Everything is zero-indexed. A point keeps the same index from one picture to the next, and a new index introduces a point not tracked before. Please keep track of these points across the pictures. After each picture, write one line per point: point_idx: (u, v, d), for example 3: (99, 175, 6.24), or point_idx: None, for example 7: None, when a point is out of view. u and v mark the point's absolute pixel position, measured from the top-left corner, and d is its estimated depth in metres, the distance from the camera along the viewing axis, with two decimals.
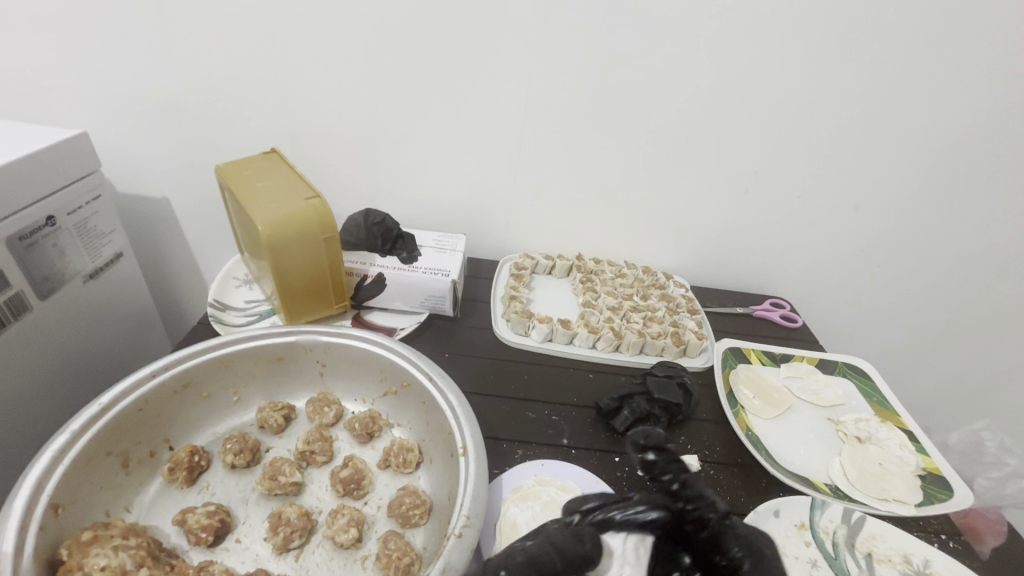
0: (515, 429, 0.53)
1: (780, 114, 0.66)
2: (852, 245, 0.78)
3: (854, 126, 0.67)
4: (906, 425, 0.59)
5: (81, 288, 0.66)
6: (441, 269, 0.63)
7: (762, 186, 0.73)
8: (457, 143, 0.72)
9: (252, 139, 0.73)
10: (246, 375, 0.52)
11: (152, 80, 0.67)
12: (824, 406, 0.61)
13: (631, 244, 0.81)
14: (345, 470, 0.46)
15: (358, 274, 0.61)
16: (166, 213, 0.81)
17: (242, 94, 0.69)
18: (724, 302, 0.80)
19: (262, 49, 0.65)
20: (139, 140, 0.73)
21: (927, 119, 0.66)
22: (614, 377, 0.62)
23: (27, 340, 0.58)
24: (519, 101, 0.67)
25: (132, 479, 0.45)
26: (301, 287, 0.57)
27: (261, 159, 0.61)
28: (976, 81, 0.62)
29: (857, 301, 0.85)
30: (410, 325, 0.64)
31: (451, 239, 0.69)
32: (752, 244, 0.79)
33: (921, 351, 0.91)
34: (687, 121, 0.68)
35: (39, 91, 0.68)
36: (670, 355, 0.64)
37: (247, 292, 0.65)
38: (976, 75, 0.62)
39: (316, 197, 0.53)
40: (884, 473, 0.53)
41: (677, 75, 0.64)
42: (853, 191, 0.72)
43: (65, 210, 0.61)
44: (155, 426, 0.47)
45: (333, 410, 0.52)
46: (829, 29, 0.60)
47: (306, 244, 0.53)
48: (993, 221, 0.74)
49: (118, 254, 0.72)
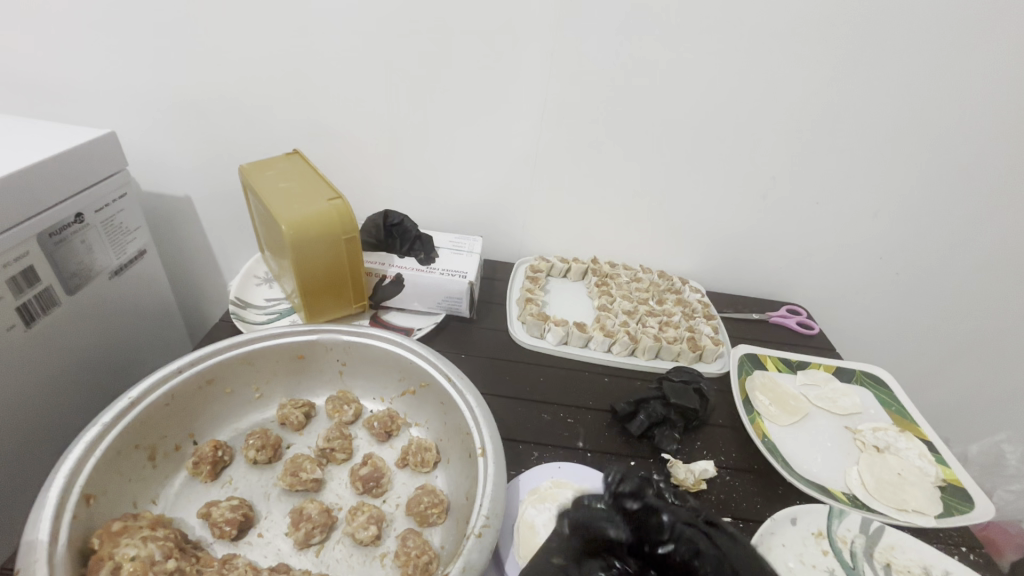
0: (532, 432, 0.53)
1: (801, 118, 0.66)
2: (870, 252, 0.78)
3: (874, 133, 0.66)
4: (925, 435, 0.58)
5: (106, 284, 0.67)
6: (458, 271, 0.63)
7: (779, 192, 0.73)
8: (476, 144, 0.72)
9: (273, 139, 0.74)
10: (268, 372, 0.53)
11: (177, 81, 0.69)
12: (841, 414, 0.61)
13: (647, 247, 0.81)
14: (365, 468, 0.47)
15: (377, 274, 0.62)
16: (187, 211, 0.82)
17: (265, 95, 0.70)
18: (740, 308, 0.80)
19: (285, 52, 0.66)
20: (163, 140, 0.74)
21: (954, 124, 0.65)
22: (631, 382, 0.62)
23: (55, 334, 0.59)
24: (538, 103, 0.68)
25: (158, 472, 0.46)
26: (322, 287, 0.57)
27: (284, 160, 0.61)
28: (1006, 84, 0.62)
29: (876, 308, 0.84)
30: (427, 326, 0.64)
31: (468, 241, 0.70)
32: (768, 249, 0.79)
33: (942, 360, 0.90)
34: (707, 125, 0.68)
35: (69, 91, 0.70)
36: (686, 359, 0.64)
37: (267, 290, 0.65)
38: (1004, 80, 0.61)
39: (339, 198, 0.54)
40: (904, 483, 0.52)
41: (697, 78, 0.64)
42: (872, 197, 0.72)
43: (93, 208, 0.63)
44: (180, 421, 0.48)
45: (352, 408, 0.52)
46: (848, 36, 0.60)
47: (328, 246, 0.54)
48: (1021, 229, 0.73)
49: (141, 251, 0.74)
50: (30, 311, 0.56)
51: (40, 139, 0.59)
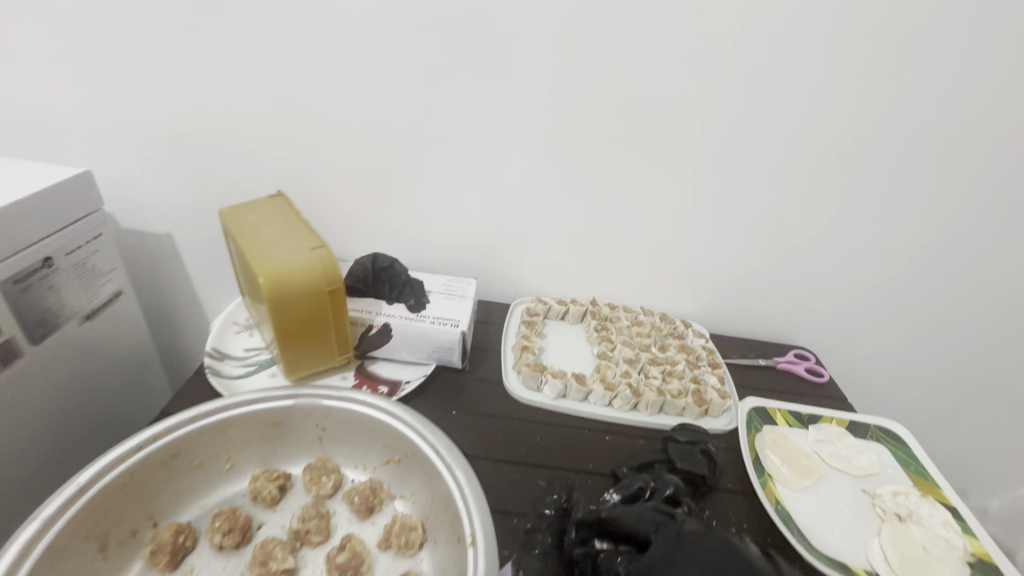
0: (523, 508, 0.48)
1: (811, 158, 0.64)
2: (879, 294, 0.75)
3: (882, 174, 0.64)
4: (949, 500, 0.55)
5: (76, 329, 0.64)
6: (450, 320, 0.60)
7: (785, 233, 0.70)
8: (472, 183, 0.70)
9: (258, 176, 0.71)
10: (240, 441, 0.48)
11: (159, 116, 0.66)
12: (858, 475, 0.57)
13: (648, 288, 0.78)
14: (341, 554, 0.42)
15: (363, 323, 0.58)
16: (168, 249, 0.78)
17: (254, 133, 0.67)
18: (746, 352, 0.76)
19: (273, 88, 0.64)
20: (144, 176, 0.71)
21: (969, 168, 0.63)
22: (633, 441, 0.57)
23: (12, 385, 0.56)
24: (538, 142, 0.65)
25: (110, 564, 0.41)
26: (303, 341, 0.53)
27: (265, 204, 0.58)
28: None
29: (887, 352, 0.81)
30: (416, 379, 0.59)
31: (461, 284, 0.66)
32: (774, 291, 0.76)
33: (956, 405, 0.86)
34: (710, 165, 0.65)
35: (45, 126, 0.67)
36: (691, 415, 0.60)
37: (246, 339, 0.62)
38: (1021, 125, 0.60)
39: (323, 246, 0.51)
40: (929, 558, 0.48)
41: (699, 118, 0.62)
42: (881, 239, 0.69)
43: (63, 251, 0.60)
44: (138, 503, 0.43)
45: (332, 479, 0.48)
46: (855, 77, 0.58)
47: (309, 299, 0.50)
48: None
49: (117, 292, 0.71)
50: None
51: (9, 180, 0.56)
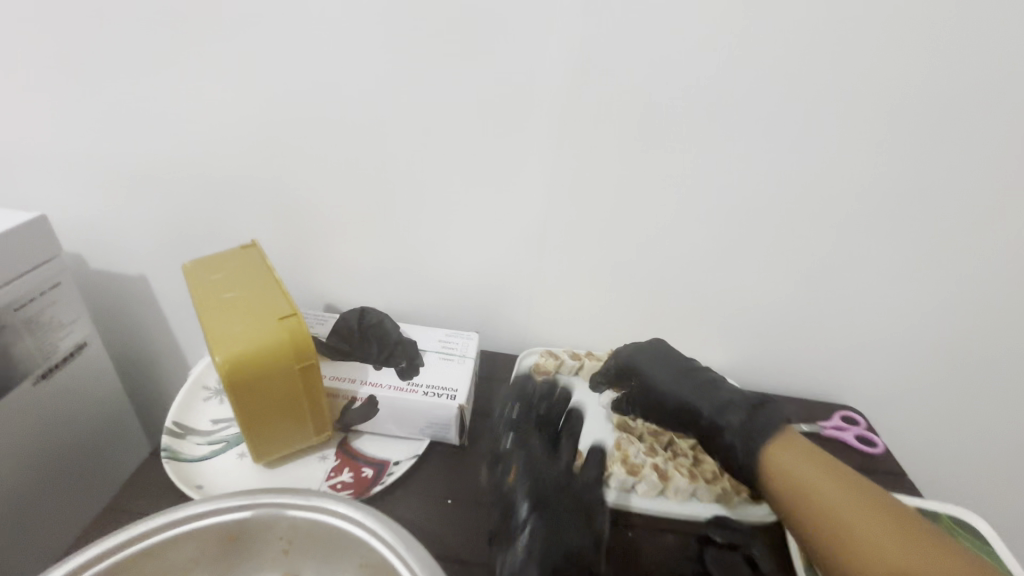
0: (561, 520, 0.45)
1: (866, 197, 0.55)
2: (939, 348, 0.65)
3: (947, 216, 0.55)
4: None
5: (30, 389, 0.58)
6: (446, 390, 0.52)
7: (831, 281, 0.61)
8: (475, 223, 0.62)
9: (237, 216, 0.64)
10: (184, 563, 0.39)
11: (129, 151, 0.60)
12: None
13: (673, 339, 0.69)
14: None
15: (346, 396, 0.51)
16: (143, 293, 0.72)
17: (233, 170, 0.60)
18: (786, 413, 0.67)
19: (252, 120, 0.57)
20: (113, 214, 0.65)
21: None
22: (662, 539, 0.49)
23: None
24: (549, 179, 0.58)
25: None
26: (271, 424, 0.46)
27: (235, 257, 0.50)
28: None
29: (950, 413, 0.70)
30: (407, 460, 0.51)
31: (461, 342, 0.59)
32: (817, 344, 0.67)
33: None
34: (746, 205, 0.57)
35: (11, 162, 0.62)
36: (729, 505, 0.51)
37: (215, 408, 0.54)
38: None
39: (293, 315, 0.43)
40: None
41: (734, 153, 0.54)
42: (943, 288, 0.60)
43: (12, 306, 0.54)
44: None
45: None
46: (915, 106, 0.50)
47: (276, 379, 0.43)
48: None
49: (82, 343, 0.64)
50: None
51: None
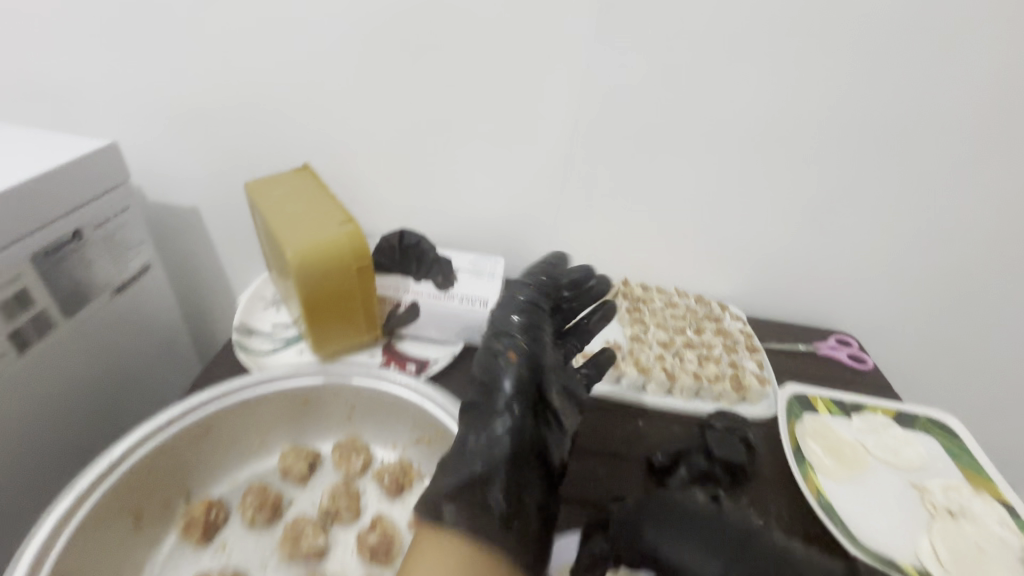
0: (540, 412, 0.41)
1: (867, 124, 0.60)
2: (929, 275, 0.70)
3: (935, 146, 0.60)
4: (1004, 496, 0.51)
5: (109, 301, 0.65)
6: (478, 298, 0.58)
7: (830, 210, 0.66)
8: (501, 156, 0.67)
9: (283, 150, 0.69)
10: (269, 418, 0.45)
11: (182, 86, 0.65)
12: (905, 468, 0.54)
13: (682, 270, 0.74)
14: (372, 534, 0.40)
15: (391, 301, 0.58)
16: (193, 224, 0.78)
17: (276, 102, 0.65)
18: (786, 337, 0.73)
19: (296, 56, 0.62)
20: (167, 148, 0.70)
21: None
22: (668, 427, 0.55)
23: (51, 357, 0.57)
24: (572, 111, 0.62)
25: (144, 538, 0.39)
26: (331, 319, 0.53)
27: (292, 178, 0.56)
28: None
29: (936, 338, 0.76)
30: (445, 358, 0.58)
31: (489, 262, 0.65)
32: (815, 274, 0.72)
33: (1008, 394, 0.81)
34: (751, 138, 0.62)
35: (72, 99, 0.66)
36: (728, 401, 0.58)
37: (273, 314, 0.61)
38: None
39: (351, 222, 0.50)
40: (981, 555, 0.46)
41: (740, 86, 0.59)
42: (933, 216, 0.65)
43: (93, 223, 0.60)
44: (174, 477, 0.41)
45: (361, 459, 0.45)
46: (906, 38, 0.54)
47: (337, 277, 0.50)
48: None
49: (146, 266, 0.71)
50: (25, 336, 0.53)
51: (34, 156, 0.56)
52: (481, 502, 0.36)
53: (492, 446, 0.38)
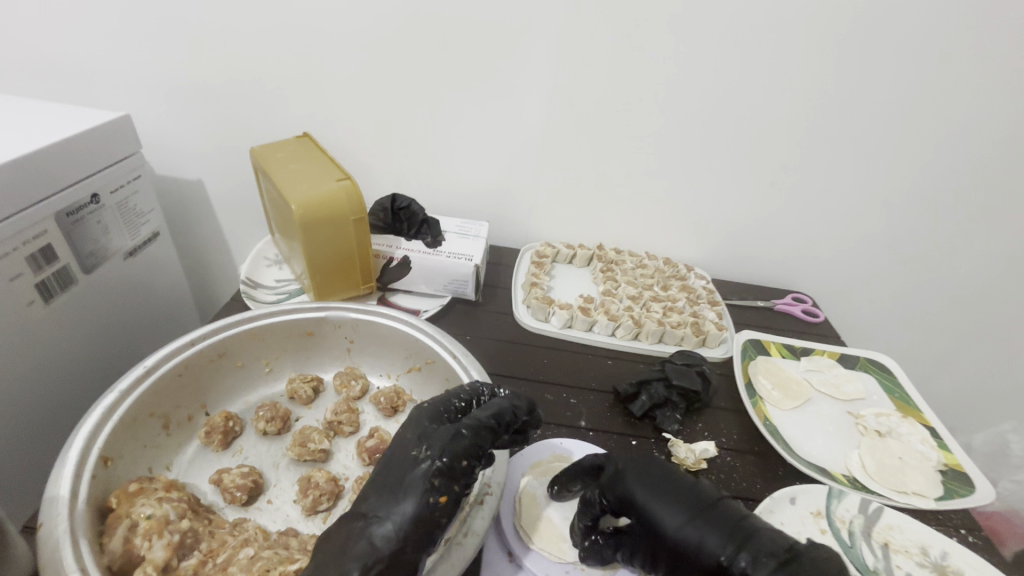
0: (468, 454, 0.36)
1: (819, 102, 0.65)
2: (877, 239, 0.77)
3: (880, 123, 0.66)
4: (929, 422, 0.58)
5: (122, 264, 0.70)
6: (464, 254, 0.64)
7: (786, 180, 0.72)
8: (486, 130, 0.72)
9: (284, 124, 0.75)
10: (278, 347, 0.52)
11: (188, 64, 0.70)
12: (844, 399, 0.61)
13: (653, 235, 0.81)
14: (371, 440, 0.46)
15: (385, 256, 0.63)
16: (200, 196, 0.84)
17: (276, 80, 0.70)
18: (746, 295, 0.80)
19: (295, 37, 0.67)
20: (176, 123, 0.75)
21: (980, 111, 0.64)
22: (634, 365, 0.62)
23: (72, 309, 0.62)
24: (550, 89, 0.68)
25: (172, 440, 0.45)
26: (330, 267, 0.59)
27: (294, 143, 0.62)
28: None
29: (883, 297, 0.84)
30: (434, 308, 0.65)
31: (475, 226, 0.70)
32: (773, 239, 0.79)
33: (950, 350, 0.89)
34: (712, 113, 0.68)
35: (87, 76, 0.71)
36: (689, 344, 0.64)
37: (277, 271, 0.67)
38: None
39: (347, 178, 0.55)
40: (904, 466, 0.53)
41: (702, 66, 0.64)
42: (879, 185, 0.71)
43: (108, 189, 0.65)
44: (195, 391, 0.47)
45: (360, 383, 0.51)
46: (853, 23, 0.59)
47: (335, 227, 0.55)
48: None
49: (154, 234, 0.76)
50: (48, 287, 0.58)
51: (59, 121, 0.61)
52: (454, 429, 0.37)
53: (404, 461, 0.35)
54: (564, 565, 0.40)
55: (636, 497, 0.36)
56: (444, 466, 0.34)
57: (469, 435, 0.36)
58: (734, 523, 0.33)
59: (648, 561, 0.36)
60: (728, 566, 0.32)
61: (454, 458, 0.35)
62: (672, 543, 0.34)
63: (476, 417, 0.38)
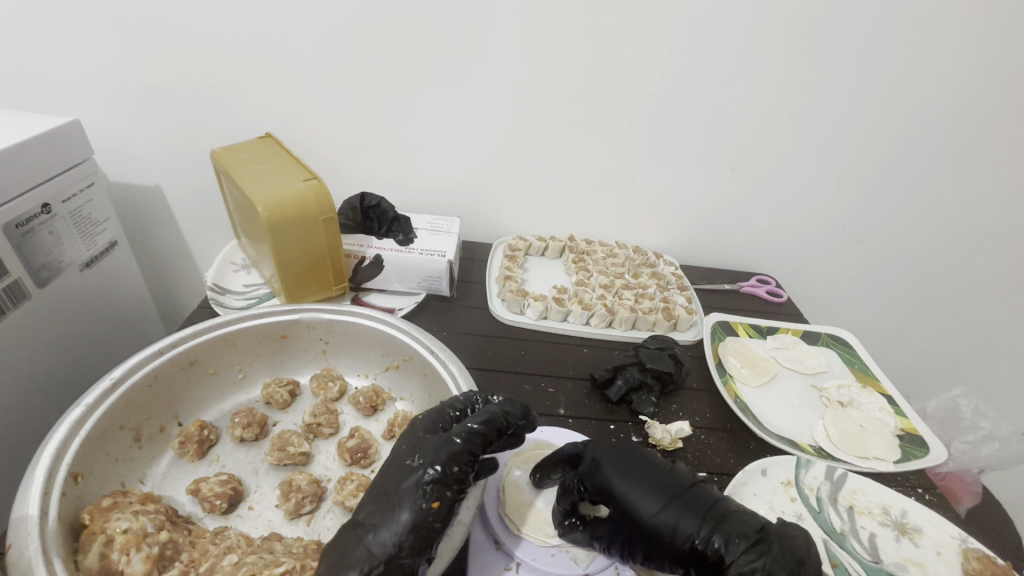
0: (460, 462, 0.36)
1: (775, 89, 0.68)
2: (833, 220, 0.81)
3: (831, 109, 0.69)
4: (886, 391, 0.62)
5: (78, 276, 0.67)
6: (436, 251, 0.64)
7: (746, 166, 0.75)
8: (454, 126, 0.72)
9: (246, 125, 0.73)
10: (251, 352, 0.51)
11: (140, 66, 0.67)
12: (808, 373, 0.64)
13: (622, 224, 0.83)
14: (352, 440, 0.46)
15: (357, 256, 0.63)
16: (159, 202, 0.81)
17: (235, 81, 0.69)
18: (713, 279, 0.82)
19: (253, 35, 0.65)
20: (130, 127, 0.73)
21: (921, 94, 0.68)
22: (609, 352, 0.64)
23: (26, 326, 0.59)
24: (516, 83, 0.68)
25: (144, 453, 0.44)
26: (301, 269, 0.58)
27: (256, 144, 0.61)
28: (976, 52, 0.64)
29: (841, 275, 0.88)
30: (409, 305, 0.65)
31: (446, 222, 0.70)
32: (736, 223, 0.82)
33: (904, 323, 0.94)
34: (674, 103, 0.69)
35: (29, 79, 0.68)
36: (661, 329, 0.66)
37: (245, 276, 0.65)
38: (970, 49, 0.64)
39: (315, 178, 0.54)
40: (865, 433, 0.56)
41: (663, 57, 0.65)
42: (832, 168, 0.75)
43: (61, 198, 0.62)
44: (165, 401, 0.46)
45: (337, 384, 0.51)
46: (803, 12, 0.62)
47: (305, 228, 0.55)
48: (986, 193, 0.77)
49: (112, 243, 0.73)
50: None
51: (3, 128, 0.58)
52: (445, 436, 0.37)
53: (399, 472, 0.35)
54: (548, 549, 0.41)
55: (615, 488, 0.38)
56: (435, 475, 0.35)
57: (461, 442, 0.37)
58: (711, 508, 0.36)
59: (626, 548, 0.38)
60: (703, 547, 0.35)
61: (445, 465, 0.35)
62: (651, 529, 0.36)
63: (465, 423, 0.38)
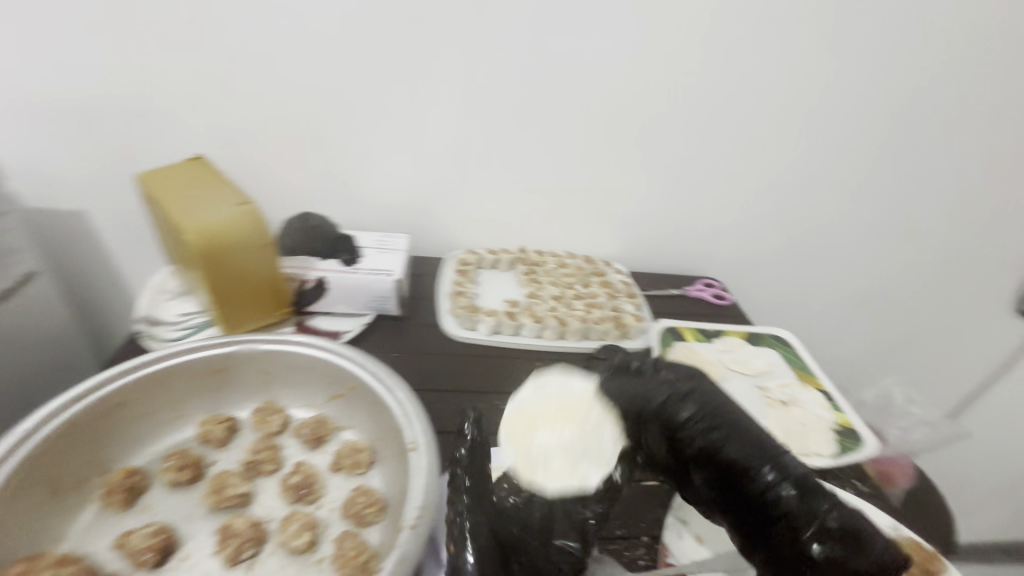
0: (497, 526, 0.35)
1: (710, 99, 0.71)
2: (770, 223, 0.84)
3: (762, 117, 0.73)
4: (822, 386, 0.65)
5: None
6: (384, 270, 0.63)
7: (688, 173, 0.77)
8: (400, 141, 0.71)
9: (177, 143, 0.69)
10: (184, 390, 0.49)
11: (60, 82, 0.63)
12: (753, 374, 0.66)
13: (572, 234, 0.83)
14: (295, 476, 0.44)
15: (298, 279, 0.62)
16: (83, 227, 0.75)
17: (166, 98, 0.65)
18: (662, 285, 0.84)
19: (186, 50, 0.63)
20: (48, 147, 0.68)
21: (840, 103, 0.73)
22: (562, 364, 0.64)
23: None
24: (463, 96, 0.68)
25: (64, 506, 0.41)
26: (238, 296, 0.55)
27: (187, 167, 0.58)
28: (885, 63, 0.70)
29: (781, 276, 0.92)
30: (357, 327, 0.63)
31: (393, 239, 0.69)
32: (681, 230, 0.84)
33: (840, 318, 0.99)
34: (617, 114, 0.71)
35: None
36: (612, 338, 0.67)
37: (179, 305, 0.62)
38: (875, 63, 0.70)
39: (250, 203, 0.52)
40: (805, 430, 0.58)
41: (604, 69, 0.68)
42: (767, 174, 0.78)
43: None
44: (88, 450, 0.43)
45: (279, 418, 0.49)
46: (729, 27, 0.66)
47: (240, 255, 0.52)
48: (905, 191, 0.83)
49: (31, 272, 0.67)
50: None
51: None
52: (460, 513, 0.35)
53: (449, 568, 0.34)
54: None
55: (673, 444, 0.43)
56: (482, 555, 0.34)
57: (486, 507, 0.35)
58: None
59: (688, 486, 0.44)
60: None
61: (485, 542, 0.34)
62: None
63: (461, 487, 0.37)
